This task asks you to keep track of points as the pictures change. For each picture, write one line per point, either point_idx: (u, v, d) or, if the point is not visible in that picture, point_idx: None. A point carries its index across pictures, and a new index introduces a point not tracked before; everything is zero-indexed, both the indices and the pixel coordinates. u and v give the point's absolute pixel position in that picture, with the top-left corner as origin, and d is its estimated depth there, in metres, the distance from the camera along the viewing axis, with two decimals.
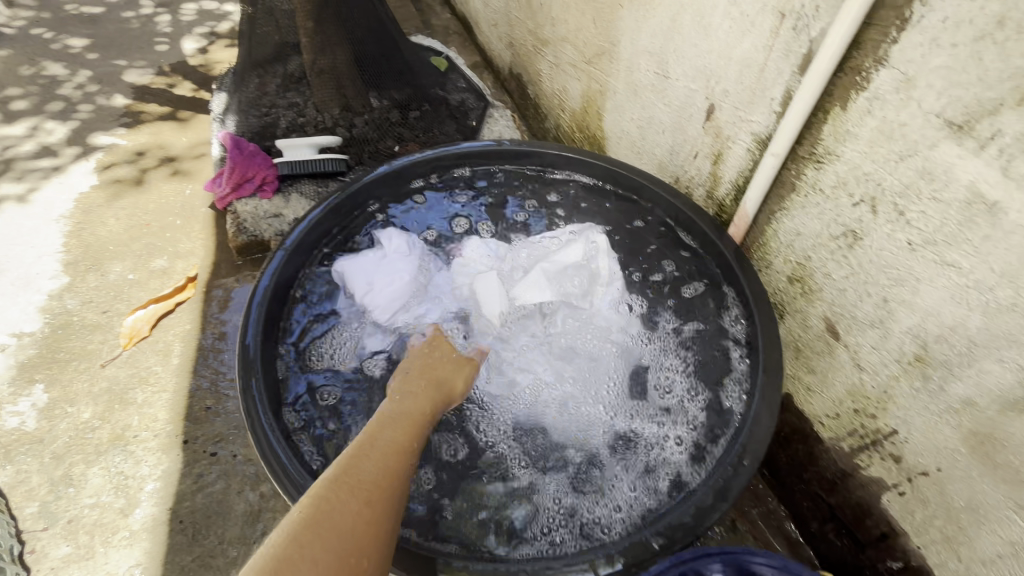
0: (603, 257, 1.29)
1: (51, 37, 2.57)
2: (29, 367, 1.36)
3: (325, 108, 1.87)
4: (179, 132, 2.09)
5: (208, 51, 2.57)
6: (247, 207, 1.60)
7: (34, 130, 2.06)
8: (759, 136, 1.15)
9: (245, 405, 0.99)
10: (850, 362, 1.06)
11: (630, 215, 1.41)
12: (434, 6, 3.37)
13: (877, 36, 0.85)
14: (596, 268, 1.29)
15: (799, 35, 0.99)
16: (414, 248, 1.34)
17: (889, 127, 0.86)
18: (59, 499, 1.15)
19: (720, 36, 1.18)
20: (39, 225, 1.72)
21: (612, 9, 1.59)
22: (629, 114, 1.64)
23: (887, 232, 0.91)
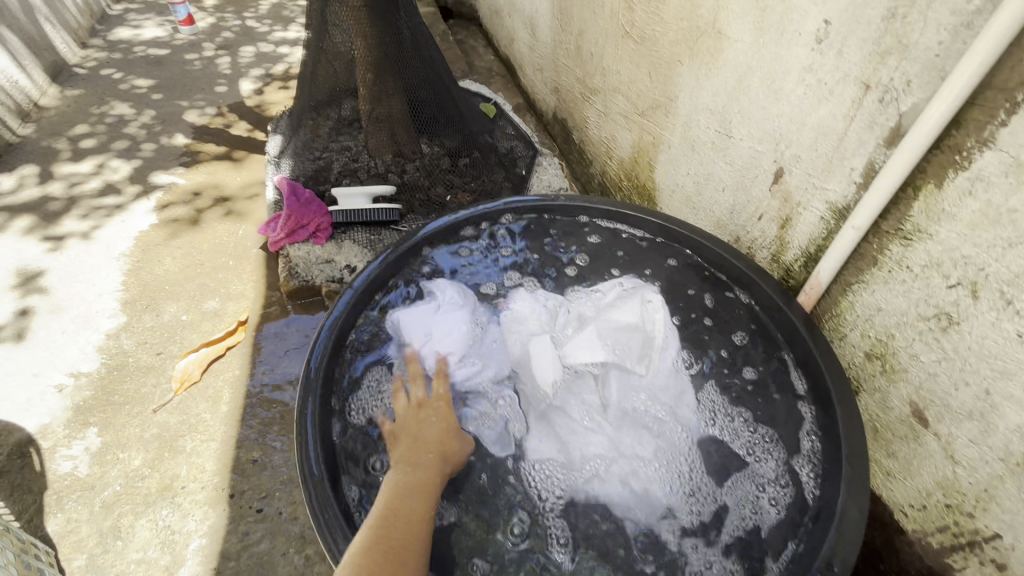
0: (659, 319, 1.23)
1: (120, 78, 2.71)
2: (84, 409, 1.38)
3: (378, 154, 1.89)
4: (235, 172, 2.15)
5: (264, 92, 2.67)
6: (300, 253, 1.62)
7: (100, 168, 2.15)
8: (835, 205, 1.11)
9: (302, 474, 0.96)
10: (940, 453, 0.98)
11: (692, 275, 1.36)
12: (478, 49, 3.46)
13: (981, 116, 0.81)
14: (654, 326, 1.23)
15: (887, 107, 0.95)
16: (467, 300, 1.32)
17: (995, 211, 0.81)
18: (107, 552, 1.13)
19: (793, 101, 1.15)
20: (100, 263, 1.77)
21: (670, 65, 1.58)
22: (685, 168, 1.61)
23: (991, 320, 0.85)
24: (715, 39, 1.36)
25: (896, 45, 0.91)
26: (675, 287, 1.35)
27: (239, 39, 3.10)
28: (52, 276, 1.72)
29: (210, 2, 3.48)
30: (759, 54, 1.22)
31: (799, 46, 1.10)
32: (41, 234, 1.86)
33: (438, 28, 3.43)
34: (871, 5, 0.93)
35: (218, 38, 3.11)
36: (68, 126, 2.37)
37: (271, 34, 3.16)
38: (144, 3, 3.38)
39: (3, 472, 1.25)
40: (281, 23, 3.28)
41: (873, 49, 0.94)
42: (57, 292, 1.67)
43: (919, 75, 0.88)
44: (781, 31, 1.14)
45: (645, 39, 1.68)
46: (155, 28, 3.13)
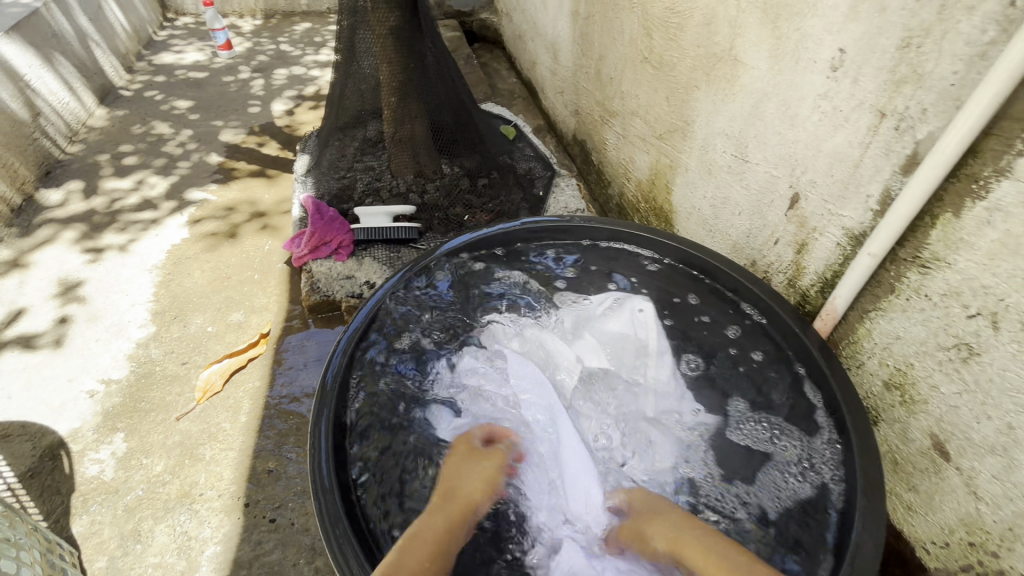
0: (651, 328, 1.30)
1: (162, 99, 2.86)
2: (113, 415, 1.44)
3: (400, 173, 1.96)
4: (264, 189, 2.24)
5: (294, 113, 2.78)
6: (322, 268, 1.67)
7: (139, 184, 2.27)
8: (851, 231, 1.10)
9: (313, 480, 0.98)
10: (963, 488, 0.95)
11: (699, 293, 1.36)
12: (501, 71, 3.54)
13: (998, 146, 0.80)
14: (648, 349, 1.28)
15: (903, 135, 0.95)
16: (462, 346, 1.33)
17: (1015, 241, 0.80)
18: (126, 555, 1.17)
19: (809, 127, 1.16)
20: (135, 274, 1.85)
21: (687, 90, 1.60)
22: (701, 191, 1.62)
23: (1013, 352, 0.83)
24: (732, 65, 1.37)
25: (911, 75, 0.91)
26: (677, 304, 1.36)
27: (273, 63, 3.25)
28: (90, 286, 1.81)
29: (248, 28, 3.66)
30: (775, 80, 1.23)
31: (814, 73, 1.11)
32: (82, 246, 1.96)
33: (463, 51, 3.53)
34: (885, 34, 0.93)
35: (254, 61, 3.27)
36: (112, 144, 2.50)
37: (304, 58, 3.30)
38: (187, 29, 3.58)
39: (35, 473, 1.30)
40: (313, 48, 3.42)
41: (888, 77, 0.95)
42: (94, 301, 1.75)
43: (934, 104, 0.88)
44: (796, 58, 1.15)
45: (663, 65, 1.70)
46: (196, 53, 3.31)
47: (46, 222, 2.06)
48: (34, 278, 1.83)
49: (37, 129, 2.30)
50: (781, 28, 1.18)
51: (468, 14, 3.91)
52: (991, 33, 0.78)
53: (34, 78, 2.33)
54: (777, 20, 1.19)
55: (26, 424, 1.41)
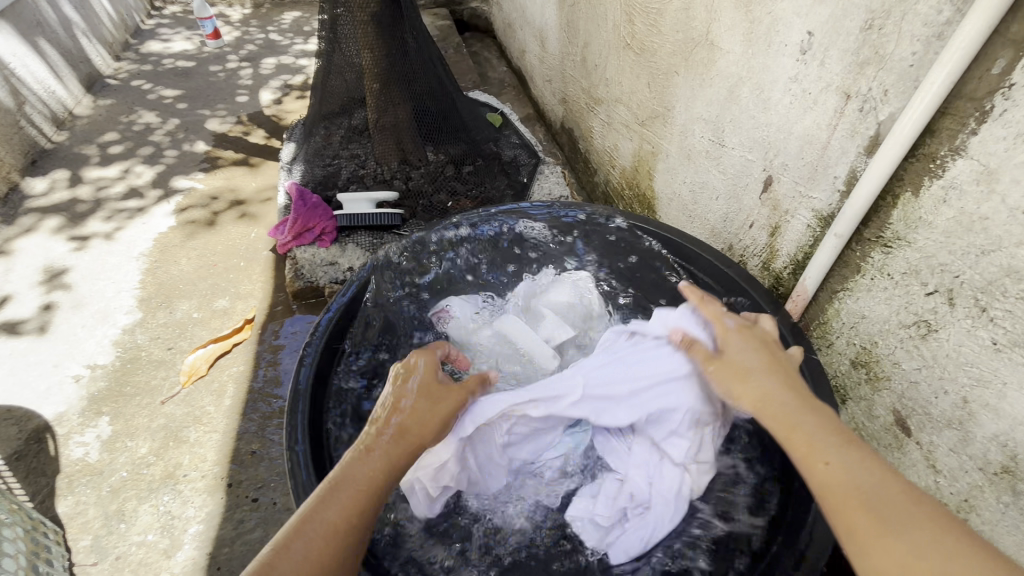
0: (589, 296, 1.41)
1: (149, 88, 2.86)
2: (98, 399, 1.45)
3: (384, 161, 1.95)
4: (251, 177, 2.24)
5: (282, 102, 2.78)
6: (305, 254, 1.68)
7: (126, 173, 2.27)
8: (820, 213, 1.12)
9: (288, 454, 1.01)
10: (923, 462, 0.97)
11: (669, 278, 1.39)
12: (492, 60, 3.54)
13: (953, 125, 0.82)
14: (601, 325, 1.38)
15: (866, 117, 0.97)
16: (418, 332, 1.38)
17: (969, 219, 0.82)
18: (110, 534, 1.19)
19: (781, 110, 1.17)
20: (121, 261, 1.87)
21: (667, 76, 1.61)
22: (681, 176, 1.63)
23: (967, 327, 0.85)
24: (708, 50, 1.38)
25: (874, 56, 0.92)
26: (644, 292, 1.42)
27: (262, 52, 3.24)
28: (76, 273, 1.82)
29: (237, 16, 3.64)
30: (749, 64, 1.24)
31: (785, 56, 1.12)
32: (68, 234, 1.97)
33: (453, 40, 3.52)
34: (849, 16, 0.94)
35: (242, 50, 3.25)
36: (98, 133, 2.50)
37: (293, 47, 3.29)
38: (175, 18, 3.56)
39: (21, 455, 1.32)
40: (302, 37, 3.41)
41: (854, 59, 0.96)
42: (80, 288, 1.76)
43: (895, 85, 0.90)
44: (769, 42, 1.16)
45: (645, 50, 1.71)
46: (184, 42, 3.29)
47: (32, 210, 2.07)
48: (20, 266, 1.84)
49: (23, 117, 2.30)
50: (754, 12, 1.19)
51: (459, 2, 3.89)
52: (946, 14, 0.79)
53: (19, 66, 2.32)
54: (750, 4, 1.20)
55: (11, 408, 1.43)
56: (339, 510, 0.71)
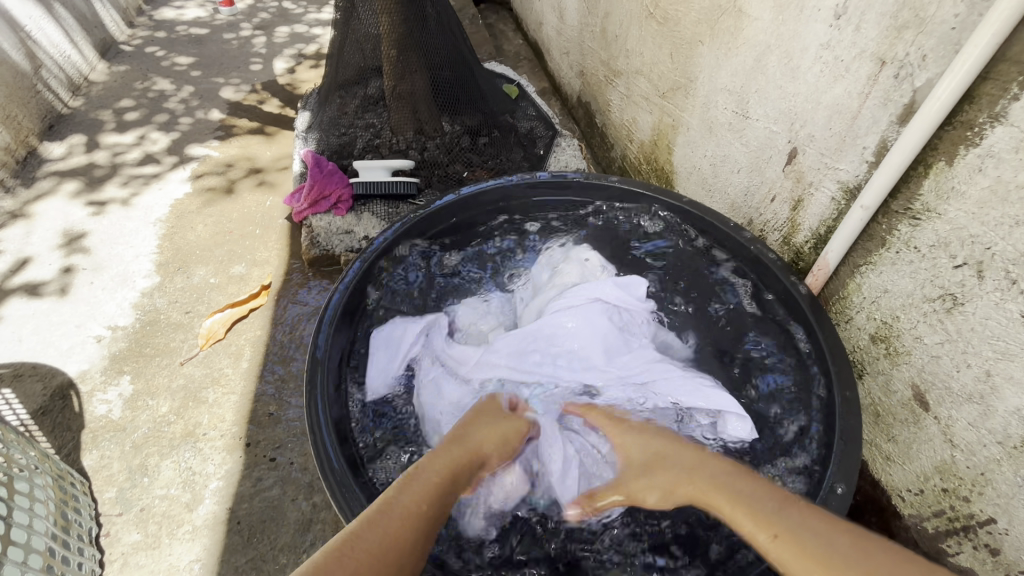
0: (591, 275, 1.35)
1: (163, 55, 2.84)
2: (119, 358, 1.48)
3: (400, 132, 1.92)
4: (265, 146, 2.24)
5: (296, 71, 2.75)
6: (321, 222, 1.69)
7: (141, 140, 2.27)
8: (847, 185, 1.10)
9: (307, 403, 1.05)
10: (940, 436, 0.97)
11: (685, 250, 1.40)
12: (507, 33, 3.47)
13: (995, 91, 0.79)
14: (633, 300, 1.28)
15: (902, 83, 0.94)
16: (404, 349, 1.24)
17: (1005, 188, 0.80)
18: (134, 487, 1.23)
19: (810, 79, 1.14)
20: (139, 227, 1.88)
21: (691, 46, 1.57)
22: (702, 150, 1.60)
23: (995, 301, 0.84)
24: (736, 18, 1.34)
25: (913, 19, 0.89)
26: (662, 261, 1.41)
27: (275, 20, 3.19)
28: (94, 237, 1.83)
29: None
30: (779, 32, 1.20)
31: (818, 23, 1.09)
32: (86, 199, 1.98)
33: (468, 11, 3.45)
34: None
35: (256, 18, 3.21)
36: (114, 99, 2.50)
37: (306, 16, 3.24)
38: None
39: (46, 410, 1.36)
40: (316, 5, 3.36)
41: (891, 23, 0.93)
42: (99, 252, 1.78)
43: (935, 49, 0.87)
44: (801, 8, 1.12)
45: (668, 20, 1.67)
46: (197, 9, 3.26)
47: (51, 174, 2.08)
48: (41, 229, 1.86)
49: (39, 81, 2.29)
50: None
51: None
52: None
53: (35, 29, 2.31)
54: None
55: (36, 366, 1.46)
56: (400, 506, 0.74)
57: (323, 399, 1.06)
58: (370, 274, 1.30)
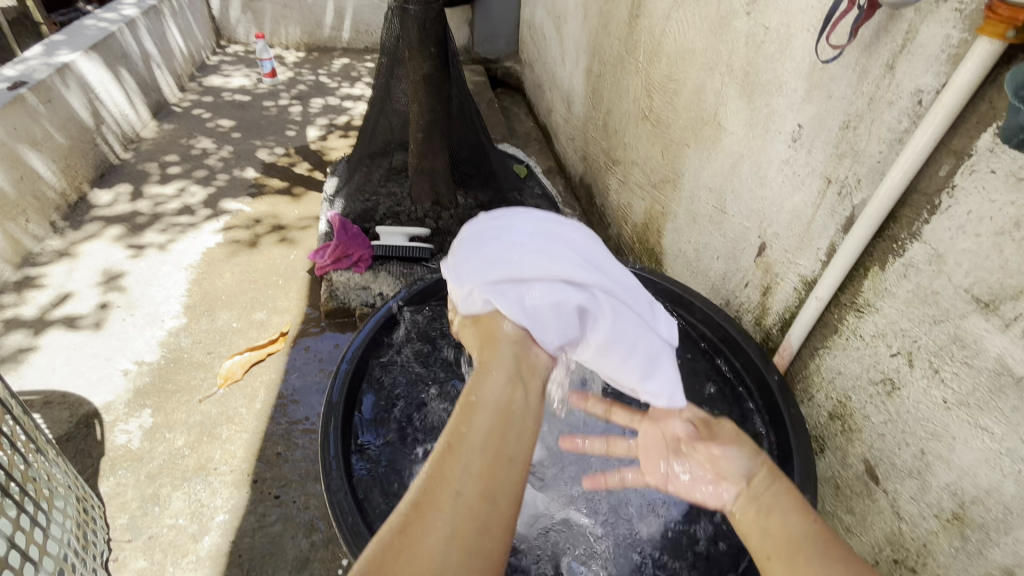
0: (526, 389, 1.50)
1: (208, 117, 3.15)
2: (142, 392, 1.60)
3: (419, 201, 2.16)
4: (293, 206, 2.46)
5: (327, 139, 3.04)
6: (341, 277, 1.86)
7: (181, 192, 2.50)
8: (805, 278, 1.27)
9: (322, 445, 1.13)
10: (889, 509, 1.08)
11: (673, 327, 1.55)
12: (520, 115, 3.83)
13: (910, 214, 0.97)
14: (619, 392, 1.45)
15: (844, 200, 1.13)
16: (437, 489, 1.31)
17: (923, 293, 0.96)
18: (145, 515, 1.31)
19: (775, 186, 1.34)
20: (172, 271, 2.05)
21: (679, 147, 1.80)
22: (686, 237, 1.80)
23: (923, 387, 0.97)
24: (716, 129, 1.57)
25: (849, 150, 1.10)
26: None
27: (312, 92, 3.55)
28: (131, 278, 2.00)
29: (292, 59, 4.02)
30: (749, 145, 1.42)
31: (779, 142, 1.31)
32: (126, 242, 2.17)
33: (486, 95, 3.83)
34: (831, 116, 1.13)
35: (294, 90, 3.58)
36: (160, 154, 2.76)
37: (340, 90, 3.61)
38: (237, 56, 3.94)
39: (70, 437, 1.46)
40: (349, 81, 3.74)
41: (833, 151, 1.14)
42: (133, 292, 1.94)
43: (866, 176, 1.07)
44: (766, 128, 1.35)
45: (660, 123, 1.92)
46: (243, 78, 3.63)
47: (97, 219, 2.28)
48: (82, 267, 2.04)
49: (99, 135, 2.55)
50: (755, 102, 1.38)
51: (494, 61, 4.26)
52: (904, 124, 0.97)
53: (102, 91, 2.59)
54: (752, 95, 1.39)
55: (64, 394, 1.57)
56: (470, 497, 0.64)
57: (336, 443, 1.14)
58: (383, 329, 1.43)
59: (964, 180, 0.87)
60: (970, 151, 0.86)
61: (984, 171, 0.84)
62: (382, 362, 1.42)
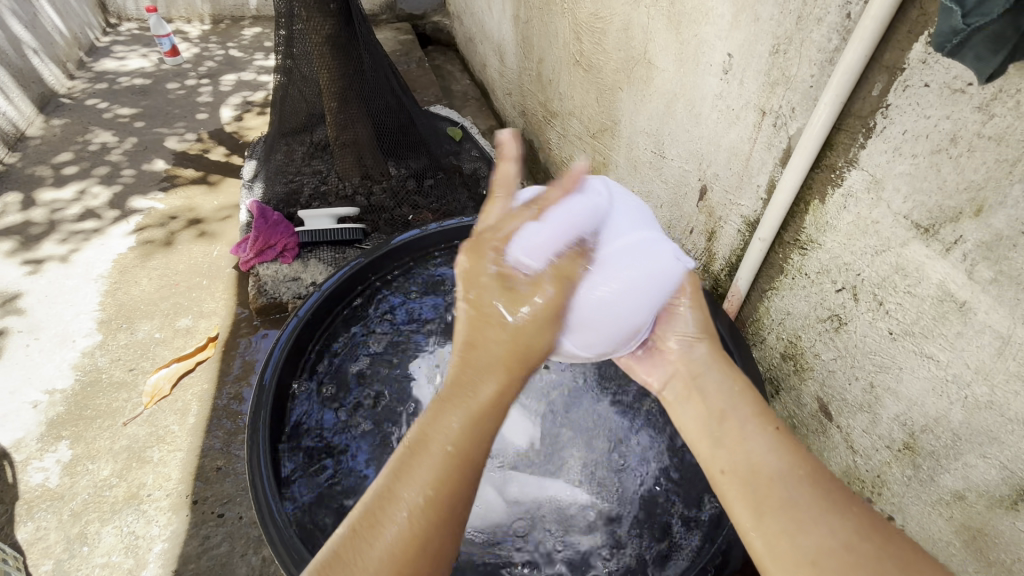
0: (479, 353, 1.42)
1: (105, 107, 2.82)
2: (57, 423, 1.45)
3: (347, 177, 1.99)
4: (211, 197, 2.24)
5: (243, 119, 2.78)
6: (268, 271, 1.72)
7: (81, 194, 2.25)
8: (747, 219, 1.21)
9: (249, 456, 1.04)
10: (843, 444, 1.07)
11: None
12: (454, 73, 3.60)
13: (846, 140, 0.91)
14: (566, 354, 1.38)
15: (779, 131, 1.06)
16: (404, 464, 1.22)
17: (863, 223, 0.91)
18: (73, 558, 1.20)
19: (710, 124, 1.26)
20: (79, 284, 1.85)
21: (613, 91, 1.69)
22: (629, 186, 1.72)
23: (868, 320, 0.94)
24: (647, 68, 1.47)
25: (782, 77, 1.02)
26: None
27: (222, 68, 3.23)
28: (31, 297, 1.80)
29: (196, 33, 3.63)
30: (681, 81, 1.33)
31: (711, 76, 1.22)
32: (22, 258, 1.95)
33: (415, 54, 3.57)
34: (760, 41, 1.05)
35: (202, 67, 3.24)
36: (52, 154, 2.47)
37: (254, 63, 3.29)
38: (132, 34, 3.53)
39: None
40: (263, 52, 3.41)
41: (765, 80, 1.06)
42: (36, 313, 1.75)
43: (800, 103, 1.00)
44: (696, 62, 1.26)
45: (592, 67, 1.80)
46: (141, 59, 3.27)
47: None
48: None
49: None
50: (683, 34, 1.28)
51: (421, 17, 3.97)
52: (835, 41, 0.89)
53: None
54: (679, 26, 1.29)
55: None
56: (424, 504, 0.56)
57: (265, 451, 1.05)
58: (314, 323, 1.31)
59: (898, 98, 0.81)
60: (902, 64, 0.79)
61: (917, 85, 0.77)
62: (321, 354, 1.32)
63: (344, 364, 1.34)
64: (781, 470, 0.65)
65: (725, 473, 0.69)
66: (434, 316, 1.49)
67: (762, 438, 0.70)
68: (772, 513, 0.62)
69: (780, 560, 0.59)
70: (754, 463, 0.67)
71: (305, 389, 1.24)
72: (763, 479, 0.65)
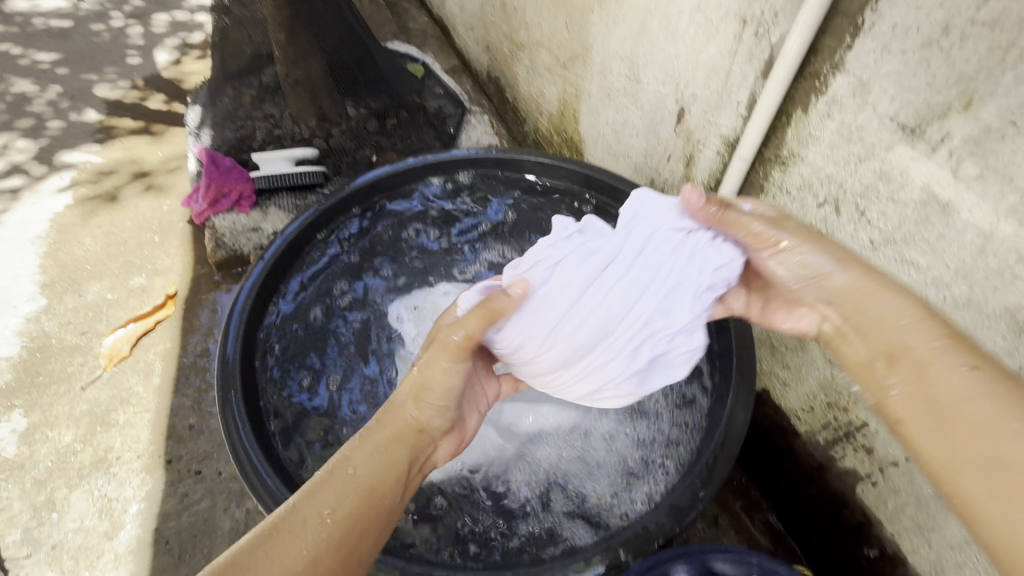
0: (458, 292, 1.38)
1: (20, 53, 2.53)
2: (8, 392, 1.36)
3: (302, 119, 1.85)
4: (154, 147, 2.07)
5: (181, 62, 2.54)
6: (225, 222, 1.61)
7: (5, 150, 2.04)
8: (727, 139, 1.18)
9: (221, 409, 1.00)
10: (821, 358, 1.07)
11: (612, 217, 1.37)
12: (411, 9, 3.35)
13: (833, 42, 0.87)
14: None
15: (761, 40, 1.01)
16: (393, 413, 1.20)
17: (848, 130, 0.89)
18: (43, 525, 1.17)
19: (687, 41, 1.20)
20: (14, 246, 1.70)
21: (584, 14, 1.59)
22: (604, 117, 1.65)
23: (850, 232, 0.93)
24: None
25: None
26: (580, 225, 1.41)
27: (152, 6, 2.91)
28: None
29: None
30: None
31: None
32: None
33: None
34: None
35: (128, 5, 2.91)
36: None
37: None
38: None
39: None
40: None
41: None
42: None
43: (784, 7, 0.94)
44: None
45: None
46: None
47: None
48: None
49: None
50: None
51: None
52: None
53: None
54: None
55: None
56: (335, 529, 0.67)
57: (239, 402, 1.01)
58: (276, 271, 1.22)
59: None
60: None
61: None
62: (288, 303, 1.25)
63: (313, 312, 1.28)
64: (975, 404, 0.60)
65: (903, 395, 0.66)
66: (405, 258, 1.44)
67: (950, 364, 0.64)
68: (936, 437, 0.62)
69: (948, 482, 0.61)
70: (931, 396, 0.64)
71: (275, 348, 1.19)
72: (943, 412, 0.62)
